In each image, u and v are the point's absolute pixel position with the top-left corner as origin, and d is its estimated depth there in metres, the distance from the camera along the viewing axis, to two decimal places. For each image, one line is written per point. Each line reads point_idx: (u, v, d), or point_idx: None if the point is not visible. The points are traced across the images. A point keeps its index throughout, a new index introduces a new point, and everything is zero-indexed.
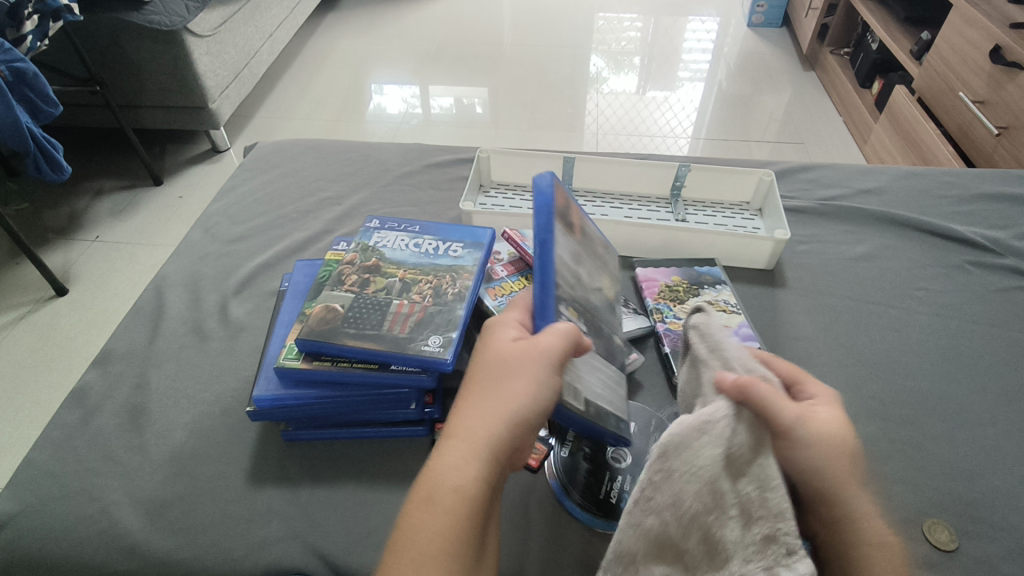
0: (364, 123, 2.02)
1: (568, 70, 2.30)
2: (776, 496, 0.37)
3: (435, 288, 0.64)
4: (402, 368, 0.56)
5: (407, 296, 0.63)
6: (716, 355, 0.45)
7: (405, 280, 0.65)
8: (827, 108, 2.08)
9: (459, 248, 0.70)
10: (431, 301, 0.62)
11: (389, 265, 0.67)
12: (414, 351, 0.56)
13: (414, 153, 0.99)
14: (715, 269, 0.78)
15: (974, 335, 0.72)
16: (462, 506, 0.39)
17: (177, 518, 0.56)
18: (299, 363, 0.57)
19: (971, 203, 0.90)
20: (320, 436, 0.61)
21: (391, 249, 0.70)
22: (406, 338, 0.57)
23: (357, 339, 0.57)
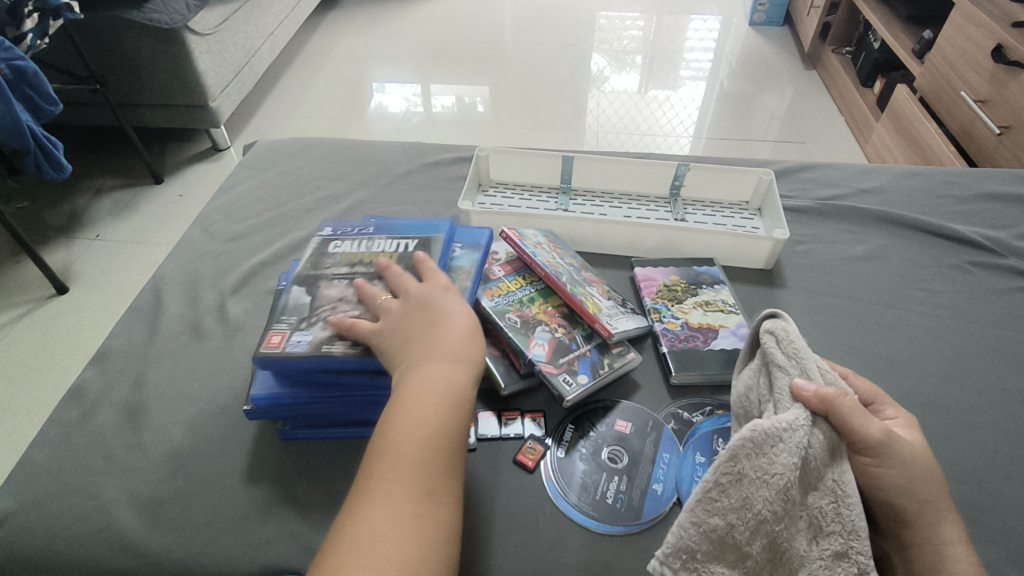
0: (365, 122, 2.02)
1: (569, 68, 2.30)
2: (850, 512, 0.43)
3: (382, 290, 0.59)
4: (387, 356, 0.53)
5: (349, 299, 0.58)
6: (794, 363, 0.49)
7: (346, 283, 0.60)
8: (829, 107, 2.07)
9: (407, 244, 0.64)
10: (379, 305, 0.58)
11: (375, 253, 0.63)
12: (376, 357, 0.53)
13: (414, 151, 0.99)
14: (714, 268, 0.78)
15: (974, 336, 0.72)
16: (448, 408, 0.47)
17: (174, 516, 0.56)
18: (276, 353, 0.54)
19: (971, 203, 0.90)
20: (316, 435, 0.61)
21: (336, 254, 0.64)
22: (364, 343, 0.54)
23: (303, 351, 0.54)
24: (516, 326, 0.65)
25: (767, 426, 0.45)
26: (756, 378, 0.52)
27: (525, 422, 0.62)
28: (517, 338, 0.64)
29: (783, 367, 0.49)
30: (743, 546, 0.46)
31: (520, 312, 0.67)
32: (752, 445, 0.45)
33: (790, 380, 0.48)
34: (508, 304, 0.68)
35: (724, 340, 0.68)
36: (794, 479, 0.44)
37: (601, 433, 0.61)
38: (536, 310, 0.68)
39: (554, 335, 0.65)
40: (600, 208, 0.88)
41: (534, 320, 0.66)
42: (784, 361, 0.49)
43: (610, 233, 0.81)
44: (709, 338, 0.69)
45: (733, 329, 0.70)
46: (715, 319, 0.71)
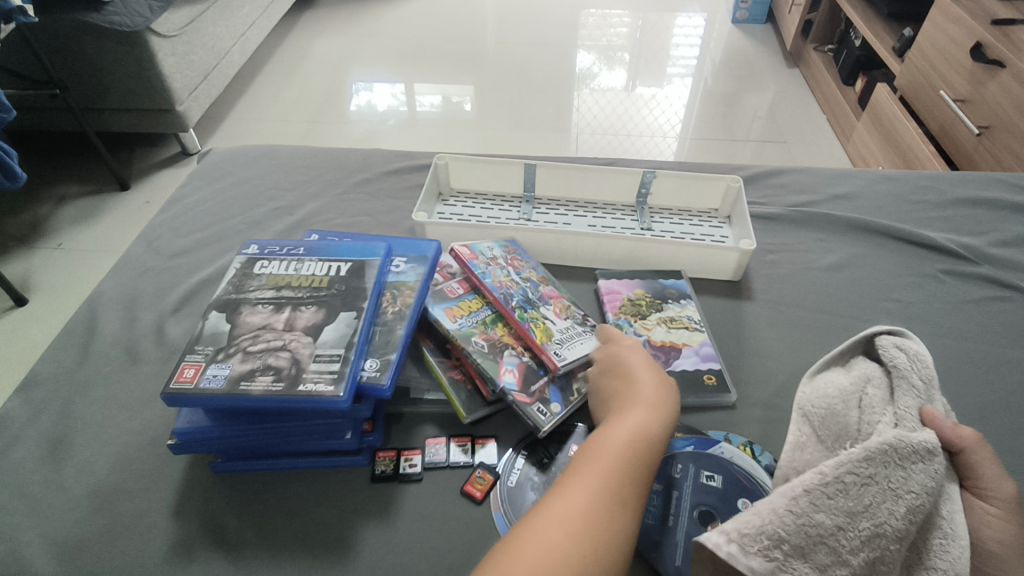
0: (343, 124, 1.98)
1: (551, 68, 2.27)
2: (958, 553, 0.38)
3: (311, 317, 0.55)
4: (312, 390, 0.49)
5: (273, 328, 0.54)
6: (925, 388, 0.46)
7: (271, 310, 0.56)
8: (812, 106, 2.04)
9: (341, 266, 0.60)
10: (305, 334, 0.53)
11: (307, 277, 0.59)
12: (299, 392, 0.49)
13: (374, 159, 0.95)
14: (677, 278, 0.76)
15: (947, 349, 0.69)
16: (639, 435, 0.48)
17: (92, 559, 0.52)
18: (191, 391, 0.49)
19: (947, 208, 0.87)
20: (249, 468, 0.57)
21: (262, 276, 0.59)
22: (287, 376, 0.50)
23: (218, 387, 0.49)
24: (483, 350, 0.62)
25: (918, 440, 0.40)
26: (855, 387, 0.49)
27: (475, 449, 0.59)
28: (485, 364, 0.60)
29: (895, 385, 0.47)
30: (842, 558, 0.38)
31: (485, 335, 0.64)
32: (893, 453, 0.40)
33: (919, 403, 0.45)
34: (472, 326, 0.64)
35: (686, 361, 0.66)
36: (926, 505, 0.39)
37: (558, 463, 0.57)
38: (502, 332, 0.64)
39: (523, 360, 0.62)
40: (563, 218, 0.84)
41: (501, 344, 0.63)
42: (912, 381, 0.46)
43: (572, 245, 0.77)
44: (672, 357, 0.66)
45: (695, 349, 0.68)
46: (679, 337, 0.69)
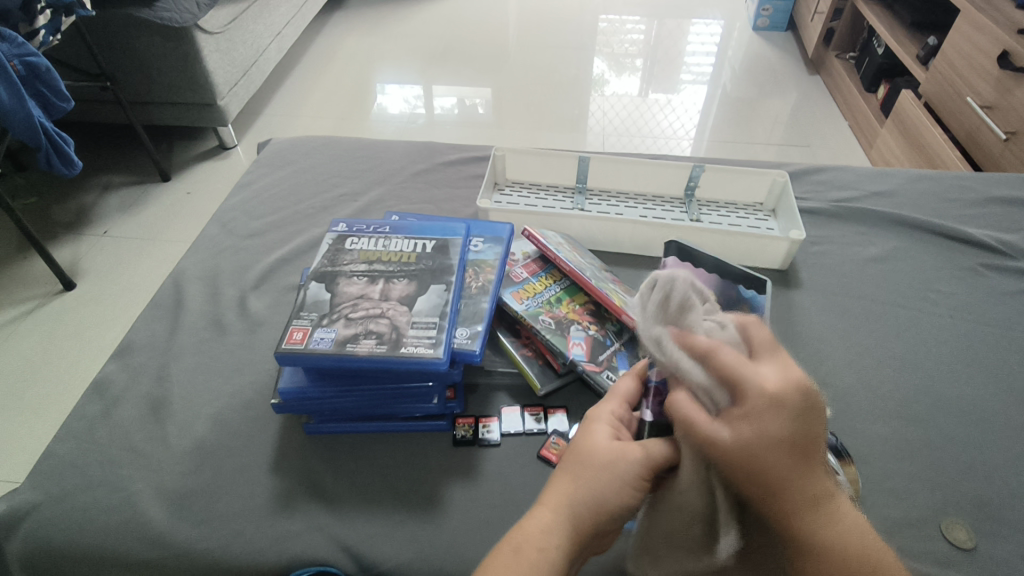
0: (370, 122, 2.02)
1: (573, 71, 2.31)
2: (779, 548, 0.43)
3: (404, 288, 0.59)
4: (413, 353, 0.53)
5: (370, 297, 0.58)
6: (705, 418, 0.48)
7: (366, 281, 0.60)
8: (832, 112, 2.08)
9: (427, 244, 0.64)
10: (401, 303, 0.58)
11: (396, 253, 0.63)
12: (403, 353, 0.53)
13: (428, 151, 0.99)
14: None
15: (987, 337, 0.73)
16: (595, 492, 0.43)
17: (201, 509, 0.56)
18: (301, 351, 0.54)
19: (982, 207, 0.91)
20: (342, 429, 0.61)
21: (354, 251, 0.64)
22: (389, 339, 0.54)
23: (327, 348, 0.54)
24: (551, 328, 0.64)
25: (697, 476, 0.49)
26: None
27: (548, 418, 0.63)
28: (554, 340, 0.63)
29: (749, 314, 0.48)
30: None
31: (552, 313, 0.67)
32: None
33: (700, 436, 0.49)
34: (538, 306, 0.67)
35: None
36: None
37: None
38: (566, 310, 0.67)
39: (588, 334, 0.65)
40: (615, 208, 0.88)
41: (566, 321, 0.66)
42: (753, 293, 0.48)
43: (628, 233, 0.81)
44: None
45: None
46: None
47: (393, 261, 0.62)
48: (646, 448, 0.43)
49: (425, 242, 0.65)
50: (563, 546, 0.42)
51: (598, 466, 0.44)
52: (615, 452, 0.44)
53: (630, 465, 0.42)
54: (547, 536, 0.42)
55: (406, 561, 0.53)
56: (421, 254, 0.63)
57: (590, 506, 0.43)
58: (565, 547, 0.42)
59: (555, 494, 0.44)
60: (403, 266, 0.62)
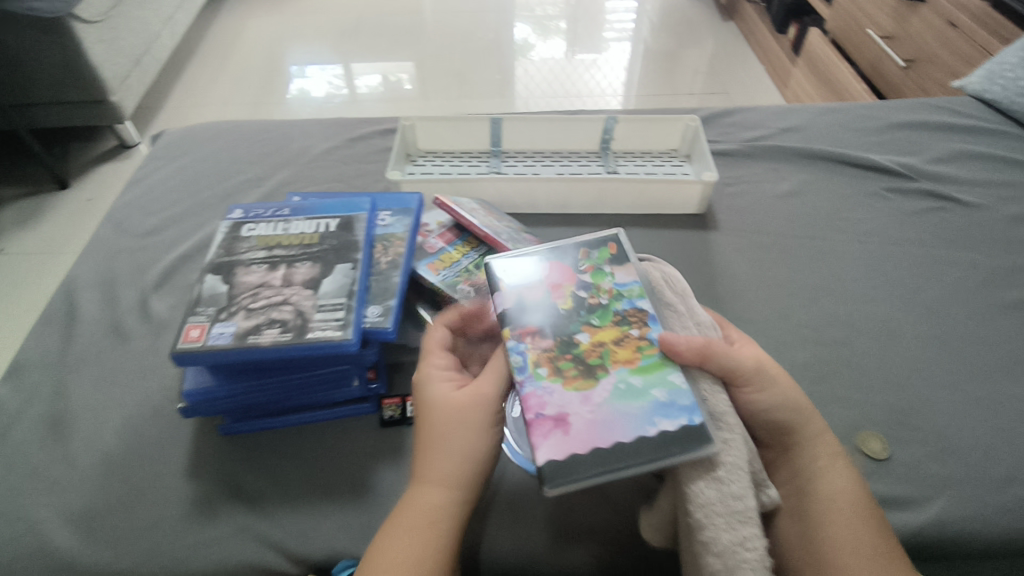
0: (286, 107, 1.93)
1: (492, 37, 2.25)
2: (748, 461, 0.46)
3: (307, 271, 0.56)
4: (319, 338, 0.51)
5: (271, 284, 0.55)
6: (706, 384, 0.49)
7: (266, 268, 0.57)
8: (749, 57, 2.11)
9: (330, 222, 0.61)
10: (304, 288, 0.55)
11: (296, 236, 0.60)
12: (309, 339, 0.50)
13: (335, 127, 0.95)
14: (635, 283, 0.56)
15: (893, 256, 0.76)
16: (463, 449, 0.46)
17: (115, 525, 0.53)
18: (199, 349, 0.51)
19: (884, 133, 0.94)
20: (262, 425, 0.58)
21: (251, 238, 0.60)
22: (294, 326, 0.51)
23: (226, 343, 0.51)
24: (471, 296, 0.62)
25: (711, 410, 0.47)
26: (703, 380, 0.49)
27: None
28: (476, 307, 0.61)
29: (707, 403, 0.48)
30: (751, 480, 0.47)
31: (471, 281, 0.64)
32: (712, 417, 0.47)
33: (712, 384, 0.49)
34: (456, 276, 0.65)
35: (616, 419, 0.46)
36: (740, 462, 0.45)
37: None
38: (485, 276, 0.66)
39: None
40: (531, 167, 0.87)
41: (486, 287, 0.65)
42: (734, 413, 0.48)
43: (544, 192, 0.80)
44: (590, 402, 0.48)
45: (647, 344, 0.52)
46: (631, 371, 0.49)
47: (294, 245, 0.59)
48: (488, 388, 0.49)
49: (327, 222, 0.62)
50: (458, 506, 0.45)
51: (456, 422, 0.47)
52: (467, 404, 0.48)
53: (482, 409, 0.48)
54: (444, 506, 0.45)
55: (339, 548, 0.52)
56: (323, 235, 0.60)
57: (466, 466, 0.46)
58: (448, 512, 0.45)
59: (434, 464, 0.46)
60: (304, 249, 0.59)
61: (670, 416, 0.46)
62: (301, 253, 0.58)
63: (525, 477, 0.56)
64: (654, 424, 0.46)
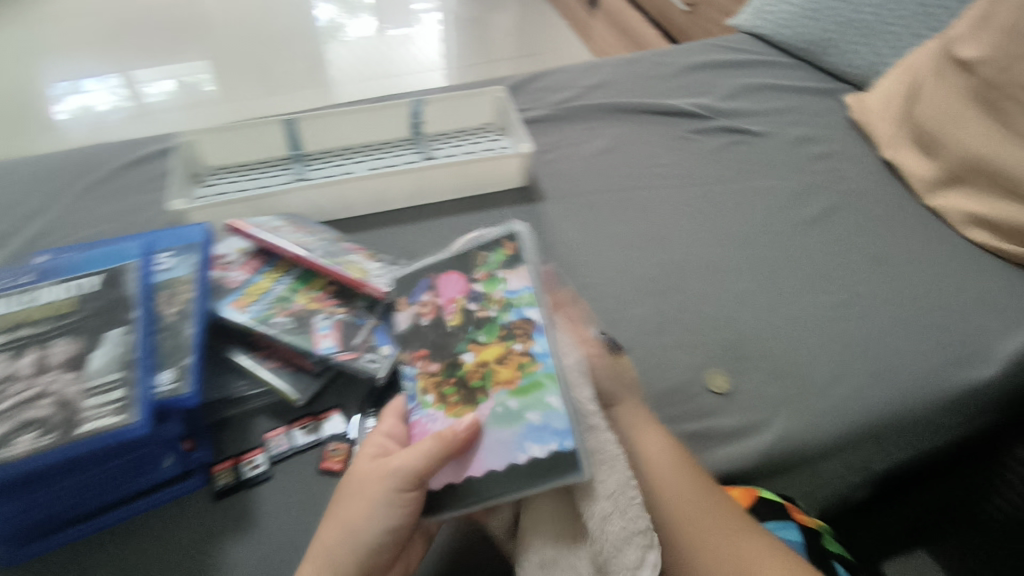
0: (52, 131, 1.63)
1: (292, 23, 2.07)
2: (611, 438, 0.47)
3: (67, 347, 0.46)
4: (94, 429, 0.41)
5: (20, 375, 0.44)
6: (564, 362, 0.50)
7: (9, 356, 0.45)
8: (556, 16, 2.15)
9: (89, 280, 0.50)
10: (66, 370, 0.44)
11: (45, 305, 0.49)
12: (81, 434, 0.41)
13: (95, 157, 0.79)
14: (526, 289, 0.54)
15: (705, 195, 0.80)
16: (357, 527, 0.42)
17: None
18: None
19: (680, 77, 0.98)
20: (55, 544, 0.47)
21: None
22: (58, 423, 0.41)
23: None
24: (289, 327, 0.56)
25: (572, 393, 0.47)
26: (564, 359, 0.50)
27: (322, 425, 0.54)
28: (297, 340, 0.55)
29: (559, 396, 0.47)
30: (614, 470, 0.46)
31: (287, 310, 0.57)
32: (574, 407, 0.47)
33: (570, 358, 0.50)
34: (268, 308, 0.57)
35: (495, 446, 0.45)
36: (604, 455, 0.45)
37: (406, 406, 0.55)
38: (303, 301, 0.59)
39: (336, 320, 0.57)
40: (341, 166, 0.78)
41: (307, 313, 0.58)
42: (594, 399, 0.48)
43: (358, 192, 0.73)
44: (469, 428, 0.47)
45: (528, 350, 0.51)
46: (512, 392, 0.47)
47: (44, 317, 0.48)
48: (407, 457, 0.43)
49: (85, 280, 0.51)
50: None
51: (361, 493, 0.43)
52: (376, 475, 0.43)
53: (389, 485, 0.43)
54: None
55: None
56: (82, 297, 0.49)
57: (352, 545, 0.42)
58: None
59: (329, 537, 0.42)
60: (58, 320, 0.47)
61: (541, 441, 0.44)
62: (55, 326, 0.47)
63: None
64: (525, 450, 0.44)
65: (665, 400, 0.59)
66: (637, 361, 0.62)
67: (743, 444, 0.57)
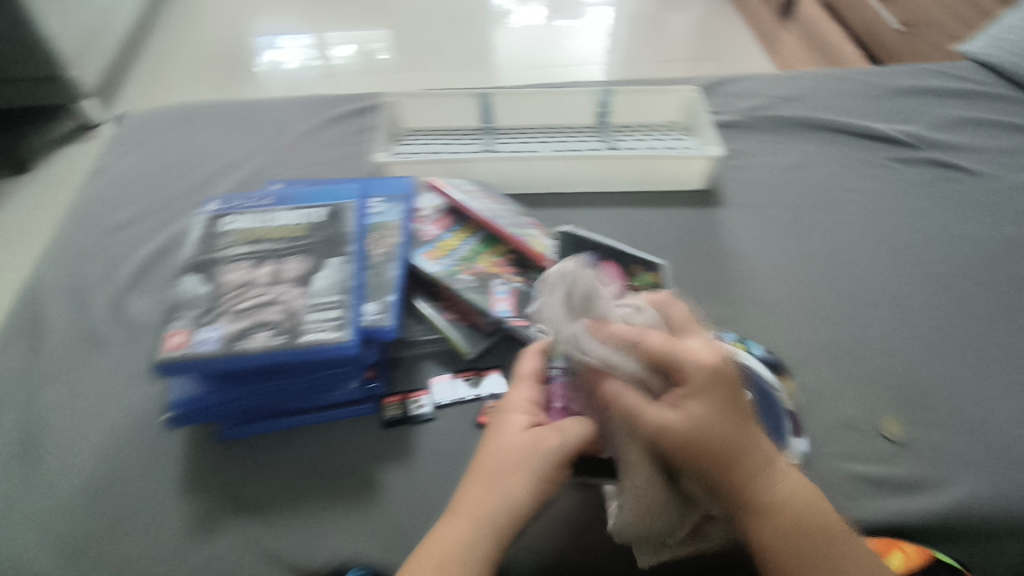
0: (258, 81, 1.84)
1: (473, 3, 2.16)
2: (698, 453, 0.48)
3: (297, 266, 0.53)
4: (314, 340, 0.47)
5: (258, 283, 0.52)
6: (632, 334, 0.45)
7: (251, 264, 0.53)
8: (738, 21, 2.06)
9: (316, 211, 0.57)
10: (295, 285, 0.51)
11: (281, 228, 0.56)
12: (304, 342, 0.47)
13: (313, 105, 0.89)
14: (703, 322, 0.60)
15: (901, 229, 0.74)
16: (506, 497, 0.42)
17: (103, 546, 0.50)
18: (185, 356, 0.47)
19: (886, 100, 0.91)
20: (255, 431, 0.55)
21: (232, 231, 0.56)
22: (287, 329, 0.48)
23: (212, 350, 0.47)
24: (472, 287, 0.60)
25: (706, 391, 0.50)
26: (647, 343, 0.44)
27: (483, 381, 0.58)
28: (478, 300, 0.59)
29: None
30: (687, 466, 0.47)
31: (471, 270, 0.61)
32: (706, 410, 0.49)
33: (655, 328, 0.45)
34: (455, 265, 0.62)
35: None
36: None
37: None
38: (485, 263, 0.62)
39: (513, 287, 0.60)
40: (528, 143, 0.82)
41: (488, 276, 0.61)
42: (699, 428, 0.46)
43: (541, 170, 0.76)
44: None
45: None
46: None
47: (279, 236, 0.55)
48: (558, 435, 0.43)
49: (313, 210, 0.58)
50: (488, 550, 0.41)
51: (511, 465, 0.42)
52: (525, 450, 0.43)
53: (541, 458, 0.42)
54: (469, 547, 0.40)
55: (347, 559, 0.49)
56: (311, 226, 0.56)
57: (508, 511, 0.41)
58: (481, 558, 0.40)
59: (475, 502, 0.42)
60: (291, 241, 0.55)
61: None
62: (289, 246, 0.54)
63: None
64: None
65: (830, 435, 0.56)
66: (803, 389, 0.59)
67: (911, 499, 0.52)
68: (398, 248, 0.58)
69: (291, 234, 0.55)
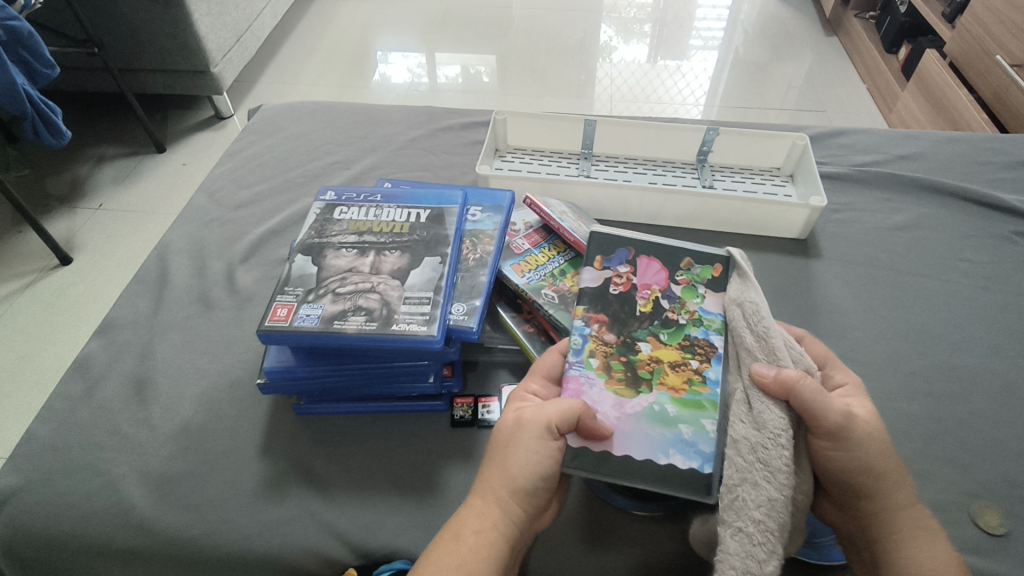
0: (370, 90, 1.96)
1: (579, 35, 2.20)
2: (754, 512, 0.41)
3: (396, 260, 0.56)
4: (402, 331, 0.50)
5: (360, 271, 0.55)
6: (761, 346, 0.48)
7: (356, 253, 0.57)
8: (851, 75, 2.00)
9: (421, 213, 0.61)
10: (392, 277, 0.54)
11: (386, 223, 0.60)
12: (393, 331, 0.50)
13: (424, 115, 0.94)
14: (720, 315, 0.53)
15: (1019, 307, 0.69)
16: (508, 468, 0.44)
17: (187, 492, 0.54)
18: (287, 329, 0.51)
19: (1014, 170, 0.85)
20: (334, 410, 0.58)
21: (343, 221, 0.60)
22: (379, 317, 0.51)
23: (312, 326, 0.51)
24: (554, 302, 0.60)
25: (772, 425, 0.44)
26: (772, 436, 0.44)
27: None
28: (557, 315, 0.59)
29: (745, 510, 0.41)
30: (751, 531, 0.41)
31: (555, 287, 0.62)
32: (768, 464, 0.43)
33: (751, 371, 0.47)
34: (540, 279, 0.63)
35: (638, 436, 0.47)
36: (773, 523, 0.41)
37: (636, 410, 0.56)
38: (570, 282, 0.63)
39: None
40: (623, 174, 0.83)
41: (570, 294, 0.61)
42: (788, 364, 0.47)
43: (636, 201, 0.76)
44: (620, 410, 0.48)
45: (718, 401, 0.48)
46: (672, 399, 0.49)
47: (383, 231, 0.59)
48: (543, 408, 0.45)
49: (415, 210, 0.61)
50: (500, 518, 0.42)
51: (506, 441, 0.45)
52: (517, 425, 0.45)
53: (530, 429, 0.44)
54: (481, 517, 0.42)
55: (402, 547, 0.51)
56: (414, 225, 0.60)
57: (509, 480, 0.43)
58: (496, 529, 0.42)
59: (484, 478, 0.44)
60: (393, 237, 0.58)
61: (684, 454, 0.46)
62: (390, 241, 0.58)
63: (600, 504, 0.53)
64: (666, 455, 0.46)
65: None
66: None
67: None
68: (490, 257, 0.60)
69: (394, 230, 0.59)
